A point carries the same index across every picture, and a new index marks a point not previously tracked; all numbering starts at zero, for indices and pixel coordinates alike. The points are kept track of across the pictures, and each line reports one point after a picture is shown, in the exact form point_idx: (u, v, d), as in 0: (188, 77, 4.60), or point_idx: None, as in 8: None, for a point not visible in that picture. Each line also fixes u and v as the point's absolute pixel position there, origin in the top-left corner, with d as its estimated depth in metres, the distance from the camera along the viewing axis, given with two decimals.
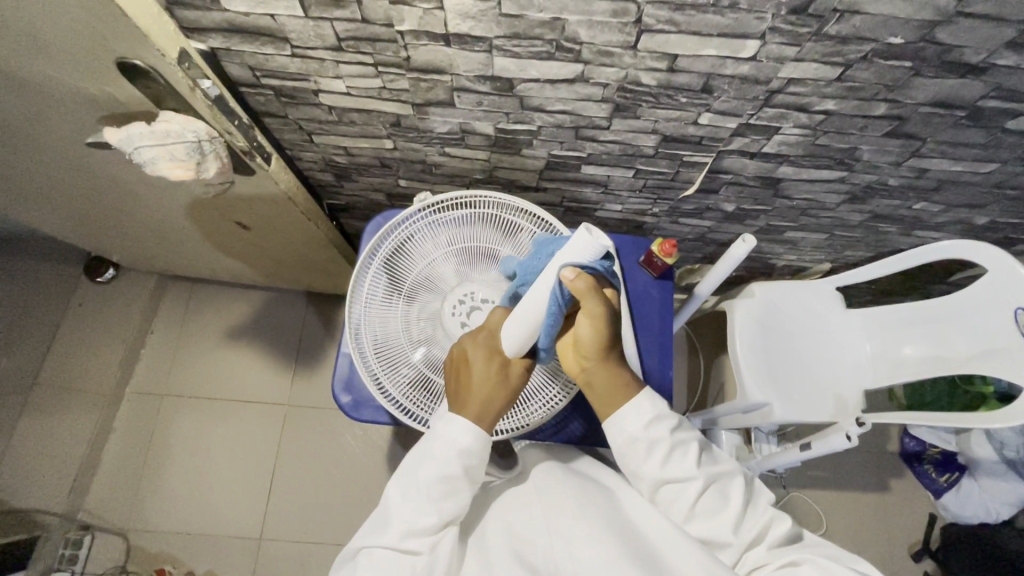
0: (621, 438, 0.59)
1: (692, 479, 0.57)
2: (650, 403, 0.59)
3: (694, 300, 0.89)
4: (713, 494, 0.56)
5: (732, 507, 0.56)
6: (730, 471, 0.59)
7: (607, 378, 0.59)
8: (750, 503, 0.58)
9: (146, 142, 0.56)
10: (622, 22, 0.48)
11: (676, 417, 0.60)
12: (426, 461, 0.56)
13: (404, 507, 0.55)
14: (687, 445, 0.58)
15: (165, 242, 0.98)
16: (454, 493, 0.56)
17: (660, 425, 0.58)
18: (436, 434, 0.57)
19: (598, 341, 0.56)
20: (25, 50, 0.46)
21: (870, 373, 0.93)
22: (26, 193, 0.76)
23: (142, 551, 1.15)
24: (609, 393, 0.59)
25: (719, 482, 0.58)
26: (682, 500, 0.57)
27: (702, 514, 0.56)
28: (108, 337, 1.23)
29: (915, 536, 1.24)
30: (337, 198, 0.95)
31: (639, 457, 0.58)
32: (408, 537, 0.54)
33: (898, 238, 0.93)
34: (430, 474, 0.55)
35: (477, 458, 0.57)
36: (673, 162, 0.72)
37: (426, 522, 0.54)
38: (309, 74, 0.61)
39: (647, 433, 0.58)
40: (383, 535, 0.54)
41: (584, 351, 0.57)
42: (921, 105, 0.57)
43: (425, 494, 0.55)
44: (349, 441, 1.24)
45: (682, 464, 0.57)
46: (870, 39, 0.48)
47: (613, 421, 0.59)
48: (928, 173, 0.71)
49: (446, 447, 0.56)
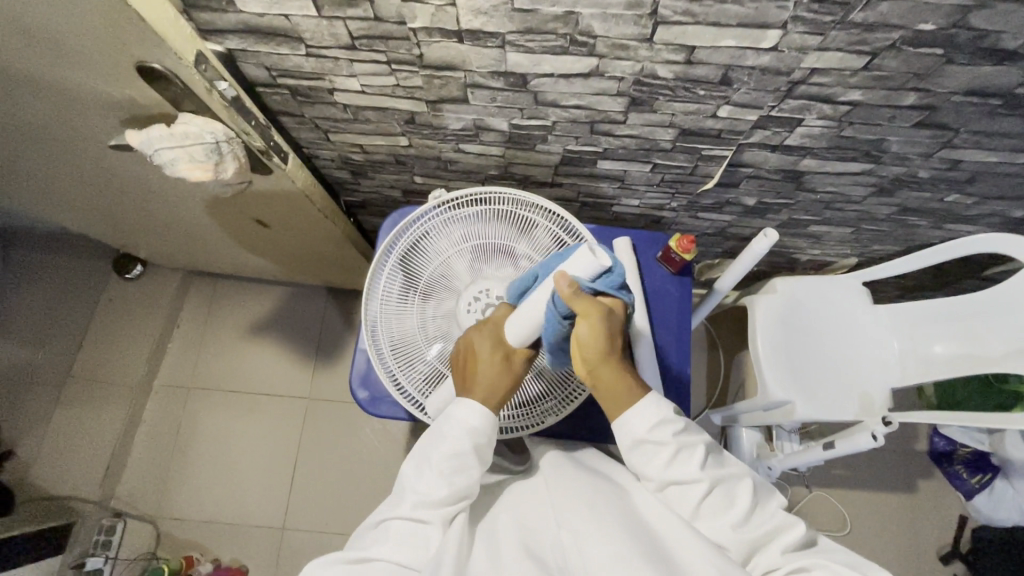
0: (625, 441, 0.56)
1: (697, 481, 0.55)
2: (654, 404, 0.56)
3: (714, 295, 0.87)
4: (719, 496, 0.55)
5: (739, 510, 0.54)
6: (738, 472, 0.57)
7: (614, 380, 0.55)
8: (758, 504, 0.55)
9: (165, 144, 0.56)
10: (637, 14, 0.47)
11: (682, 419, 0.57)
12: (436, 441, 0.57)
13: (417, 480, 0.56)
14: (695, 446, 0.56)
15: (188, 239, 1.00)
16: (466, 468, 0.56)
17: (665, 428, 0.56)
18: (444, 415, 0.57)
19: (596, 345, 0.53)
20: (46, 55, 0.47)
21: (898, 371, 0.90)
22: (56, 191, 0.78)
23: (170, 538, 1.18)
24: (611, 398, 0.56)
25: (725, 484, 0.56)
26: (686, 500, 0.55)
27: (706, 516, 0.55)
28: (137, 331, 1.27)
29: (945, 538, 1.21)
30: (354, 194, 0.96)
31: (646, 457, 0.56)
32: (419, 507, 0.55)
33: (929, 231, 0.90)
34: (440, 452, 0.56)
35: (486, 437, 0.57)
36: (692, 156, 0.71)
37: (438, 495, 0.55)
38: (324, 73, 0.61)
39: (653, 435, 0.56)
40: (398, 508, 0.55)
41: (586, 355, 0.54)
42: (953, 93, 0.55)
43: (437, 470, 0.55)
44: (368, 434, 1.25)
45: (687, 466, 0.55)
46: (899, 26, 0.46)
47: (617, 422, 0.57)
48: (961, 164, 0.68)
49: (451, 425, 0.57)
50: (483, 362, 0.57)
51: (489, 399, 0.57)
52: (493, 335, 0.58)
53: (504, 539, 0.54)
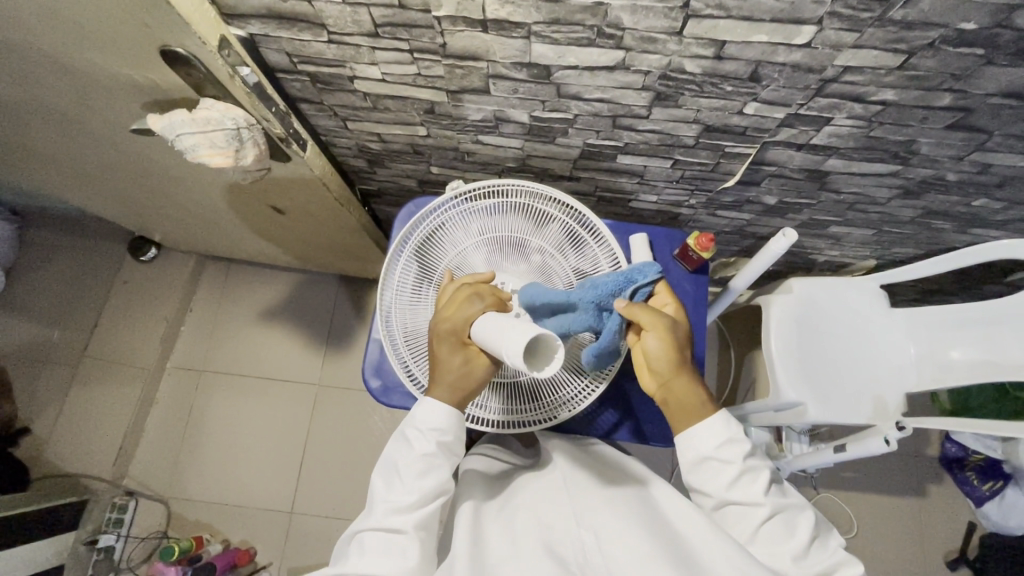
0: (689, 456, 0.57)
1: (758, 505, 0.54)
2: (724, 423, 0.56)
3: (728, 293, 0.86)
4: (778, 523, 0.53)
5: (798, 539, 0.52)
6: (799, 504, 0.56)
7: (683, 394, 0.57)
8: (818, 539, 0.53)
9: (186, 130, 0.56)
10: (668, 7, 0.46)
11: (750, 443, 0.57)
12: (403, 446, 0.58)
13: (388, 489, 0.56)
14: (758, 472, 0.55)
15: (202, 224, 1.00)
16: (434, 469, 0.56)
17: (733, 449, 0.56)
18: (409, 417, 0.59)
19: (666, 354, 0.57)
20: (70, 36, 0.46)
21: (913, 376, 0.89)
22: (74, 171, 0.78)
23: (181, 519, 1.20)
24: (681, 409, 0.57)
25: (786, 514, 0.54)
26: (744, 524, 0.54)
27: (762, 542, 0.53)
28: (150, 314, 1.28)
29: (951, 545, 1.20)
30: (369, 183, 0.95)
31: (708, 474, 0.56)
32: (391, 516, 0.54)
33: (953, 235, 0.88)
34: (408, 455, 0.57)
35: (452, 436, 0.58)
36: (714, 153, 0.69)
37: (408, 500, 0.55)
38: (345, 61, 0.60)
39: (719, 454, 0.56)
40: (369, 519, 0.55)
41: (656, 364, 0.58)
42: (991, 95, 0.53)
43: (406, 474, 0.56)
44: (377, 423, 1.26)
45: (748, 490, 0.55)
46: (938, 24, 0.45)
47: (684, 436, 0.57)
48: (992, 168, 0.66)
49: (417, 428, 0.58)
50: (444, 364, 0.58)
51: (450, 398, 0.58)
52: (453, 339, 0.58)
53: (528, 535, 0.54)
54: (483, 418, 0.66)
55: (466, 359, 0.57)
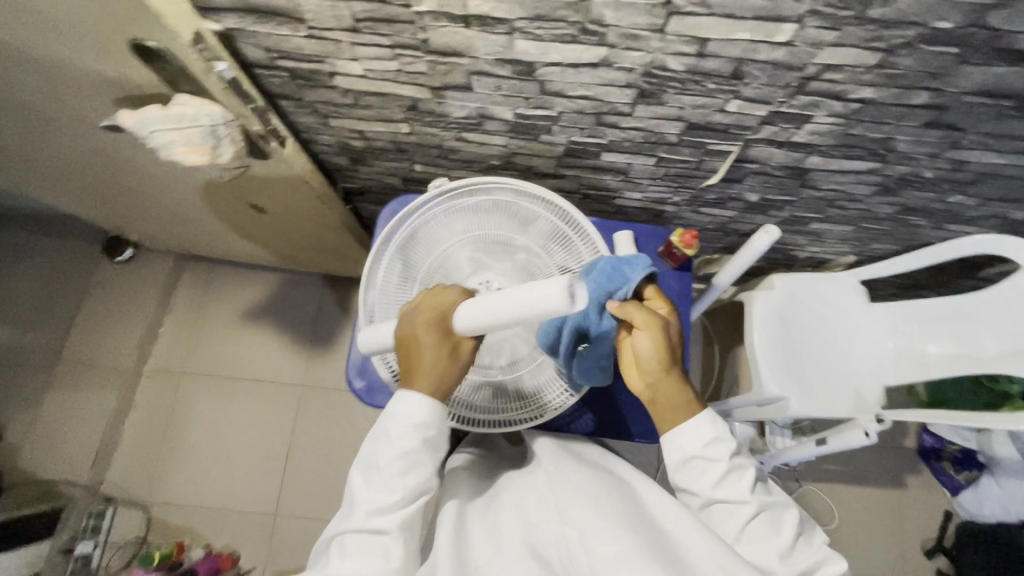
0: (676, 456, 0.57)
1: (745, 503, 0.54)
2: (710, 422, 0.57)
3: (712, 290, 0.86)
4: (764, 520, 0.54)
5: (783, 537, 0.52)
6: (784, 501, 0.56)
7: (670, 393, 0.57)
8: (803, 536, 0.54)
9: (160, 127, 0.54)
10: (650, 4, 0.46)
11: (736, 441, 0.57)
12: (383, 442, 0.56)
13: (369, 488, 0.55)
14: (744, 470, 0.56)
15: (180, 223, 0.98)
16: (417, 466, 0.56)
17: (719, 447, 0.56)
18: (389, 412, 0.57)
19: (657, 353, 0.56)
20: (37, 28, 0.45)
21: (892, 370, 0.91)
22: (46, 169, 0.76)
23: (161, 524, 1.17)
24: (669, 408, 0.57)
25: (772, 511, 0.55)
26: (730, 522, 0.54)
27: (748, 540, 0.53)
28: (127, 315, 1.25)
29: (928, 534, 1.23)
30: (352, 181, 0.94)
31: (695, 473, 0.56)
32: (374, 516, 0.54)
33: (929, 232, 0.90)
34: (389, 452, 0.55)
35: (436, 430, 0.57)
36: (697, 150, 0.70)
37: (391, 499, 0.54)
38: (325, 56, 0.59)
39: (705, 452, 0.56)
40: (351, 519, 0.54)
41: (645, 363, 0.57)
42: (965, 94, 0.54)
43: (388, 472, 0.55)
44: (361, 423, 1.24)
45: (734, 488, 0.55)
46: (915, 23, 0.46)
47: (671, 436, 0.57)
48: (967, 165, 0.67)
49: (398, 424, 0.56)
50: (429, 359, 0.56)
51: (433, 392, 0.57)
52: (438, 331, 0.57)
53: (516, 537, 0.54)
54: (466, 417, 0.65)
55: (453, 351, 0.57)
